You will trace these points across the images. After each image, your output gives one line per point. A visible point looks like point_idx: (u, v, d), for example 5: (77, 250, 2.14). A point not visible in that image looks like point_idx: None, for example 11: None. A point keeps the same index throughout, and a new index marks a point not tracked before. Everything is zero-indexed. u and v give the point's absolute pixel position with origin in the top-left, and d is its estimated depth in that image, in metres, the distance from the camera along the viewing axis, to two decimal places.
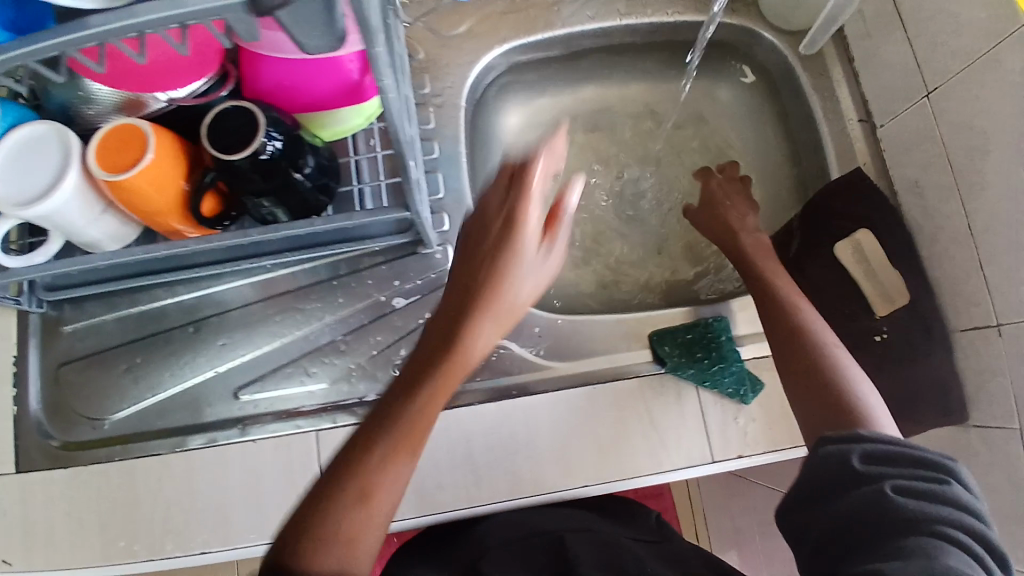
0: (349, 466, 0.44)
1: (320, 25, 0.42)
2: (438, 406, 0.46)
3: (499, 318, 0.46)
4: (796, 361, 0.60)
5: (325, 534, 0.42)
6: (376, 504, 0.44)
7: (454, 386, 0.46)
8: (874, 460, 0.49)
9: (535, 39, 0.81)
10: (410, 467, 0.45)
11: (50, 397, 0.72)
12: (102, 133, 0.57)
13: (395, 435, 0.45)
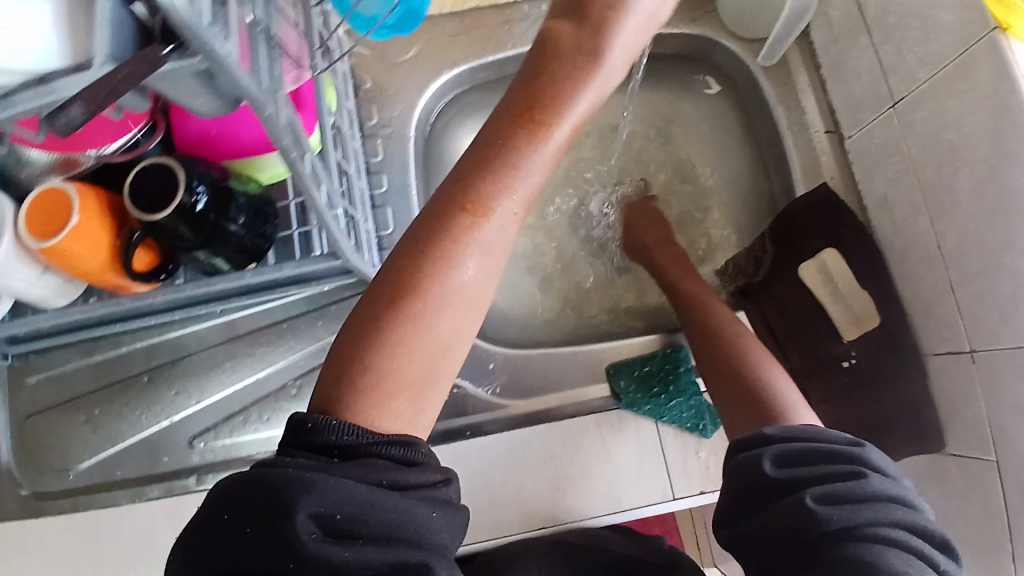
0: (434, 268, 0.43)
1: (202, 93, 0.40)
2: (526, 193, 0.44)
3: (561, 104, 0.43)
4: (716, 363, 0.65)
5: (406, 343, 0.43)
6: (453, 294, 0.44)
7: (547, 168, 0.44)
8: (788, 464, 0.50)
9: (488, 60, 0.76)
10: (496, 262, 0.45)
11: (16, 446, 0.72)
12: (29, 198, 0.55)
13: (475, 236, 0.43)
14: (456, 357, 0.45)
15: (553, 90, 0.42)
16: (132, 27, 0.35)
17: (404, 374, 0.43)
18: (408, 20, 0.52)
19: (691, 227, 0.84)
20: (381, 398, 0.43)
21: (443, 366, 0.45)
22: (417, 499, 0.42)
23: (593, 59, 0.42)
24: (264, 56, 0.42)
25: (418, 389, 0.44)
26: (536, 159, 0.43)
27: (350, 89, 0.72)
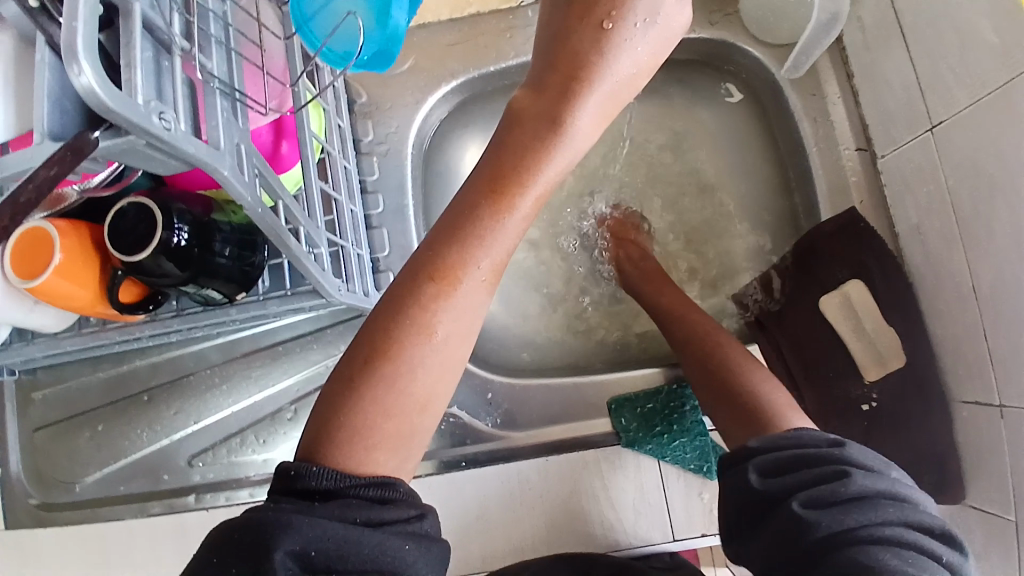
0: (407, 333, 0.39)
1: (153, 160, 0.37)
2: (501, 253, 0.41)
3: (530, 179, 0.40)
4: (708, 387, 0.60)
5: (378, 414, 0.39)
6: (427, 360, 0.40)
7: (522, 230, 0.41)
8: (771, 473, 0.47)
9: (487, 70, 0.74)
10: (472, 323, 0.41)
11: (29, 460, 0.74)
12: (14, 239, 0.55)
13: (450, 300, 0.40)
14: (432, 422, 0.42)
15: (526, 154, 0.40)
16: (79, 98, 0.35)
17: (381, 442, 0.39)
18: (381, 58, 0.52)
19: (707, 243, 0.79)
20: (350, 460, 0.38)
21: (418, 432, 0.41)
22: (395, 535, 0.37)
23: (564, 120, 0.40)
24: (222, 109, 0.39)
25: (393, 458, 0.40)
26: (510, 221, 0.40)
27: (345, 105, 0.69)
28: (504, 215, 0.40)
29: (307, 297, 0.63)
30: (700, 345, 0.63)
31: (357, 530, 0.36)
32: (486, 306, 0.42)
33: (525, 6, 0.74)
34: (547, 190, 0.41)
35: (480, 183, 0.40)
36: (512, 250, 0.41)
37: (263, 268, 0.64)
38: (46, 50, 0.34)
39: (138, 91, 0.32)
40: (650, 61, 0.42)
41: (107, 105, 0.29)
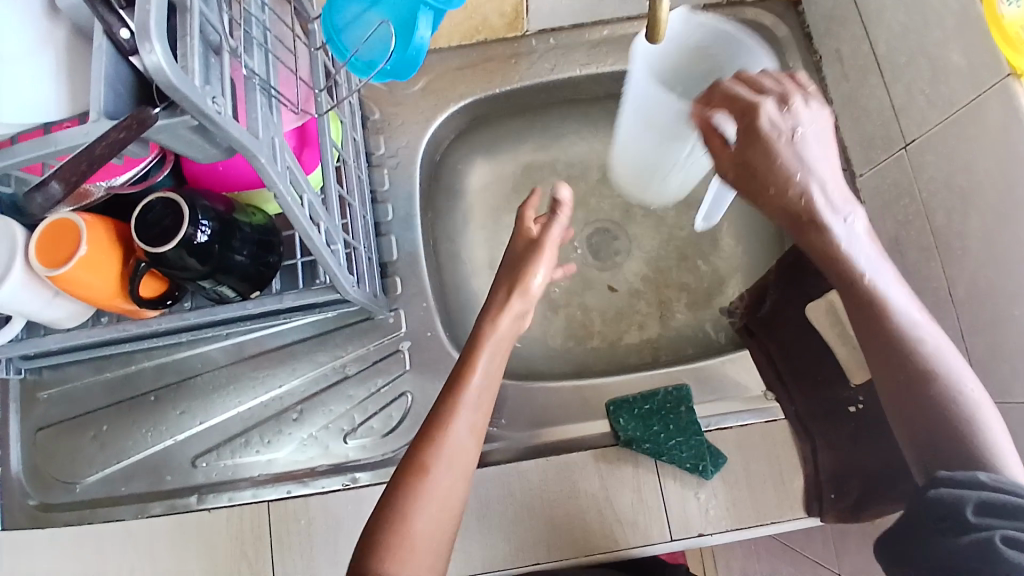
0: (403, 473, 0.49)
1: (196, 143, 0.41)
2: (468, 434, 0.52)
3: (477, 372, 0.55)
4: (888, 396, 0.47)
5: (388, 532, 0.46)
6: (418, 518, 0.47)
7: (480, 415, 0.53)
8: (991, 510, 0.40)
9: (494, 92, 0.79)
10: (463, 465, 0.50)
11: (29, 459, 0.74)
12: (40, 229, 0.57)
13: (437, 442, 0.50)
14: (437, 548, 0.47)
15: (470, 351, 0.57)
16: (129, 80, 0.38)
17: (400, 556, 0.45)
18: (404, 67, 0.54)
19: (701, 260, 0.83)
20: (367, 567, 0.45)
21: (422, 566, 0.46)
22: None
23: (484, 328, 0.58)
24: (260, 105, 0.44)
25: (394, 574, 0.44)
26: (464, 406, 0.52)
27: (358, 121, 0.74)
28: (460, 401, 0.53)
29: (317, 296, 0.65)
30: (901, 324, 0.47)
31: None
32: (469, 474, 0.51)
33: (529, 37, 0.79)
34: (492, 384, 0.55)
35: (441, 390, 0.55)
36: (475, 433, 0.52)
37: (277, 269, 0.67)
38: (103, 37, 0.37)
39: (195, 77, 0.36)
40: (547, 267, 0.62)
41: (170, 81, 0.34)
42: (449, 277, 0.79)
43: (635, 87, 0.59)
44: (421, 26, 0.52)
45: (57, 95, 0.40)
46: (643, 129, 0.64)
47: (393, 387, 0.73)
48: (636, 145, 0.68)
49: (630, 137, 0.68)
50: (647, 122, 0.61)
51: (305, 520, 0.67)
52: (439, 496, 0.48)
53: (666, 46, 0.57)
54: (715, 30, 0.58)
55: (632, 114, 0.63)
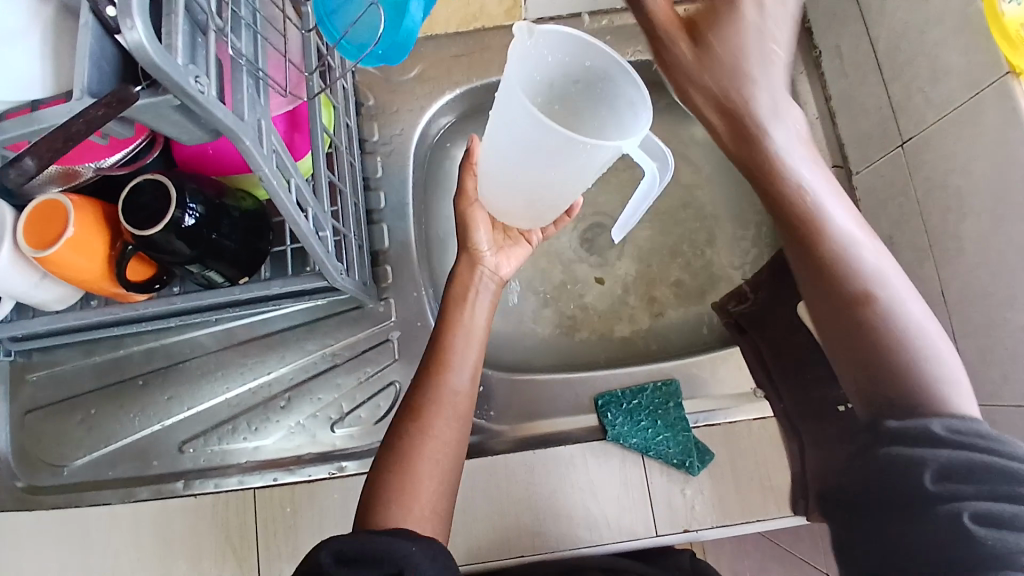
0: (407, 423, 0.54)
1: (181, 123, 0.40)
2: (461, 385, 0.56)
3: (462, 325, 0.58)
4: (833, 333, 0.47)
5: (393, 480, 0.51)
6: (421, 465, 0.52)
7: (472, 365, 0.57)
8: (953, 477, 0.41)
9: (489, 81, 0.78)
10: (458, 412, 0.55)
11: (17, 442, 0.74)
12: (28, 212, 0.57)
13: (435, 392, 0.55)
14: (442, 493, 0.52)
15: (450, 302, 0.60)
16: (113, 58, 0.38)
17: (410, 501, 0.50)
18: (396, 51, 0.54)
19: (694, 255, 0.82)
20: (381, 515, 0.50)
21: (425, 500, 0.51)
22: (412, 540, 0.45)
23: (462, 278, 0.61)
24: (247, 86, 0.43)
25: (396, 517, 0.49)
26: (456, 361, 0.57)
27: (352, 107, 0.73)
28: (446, 353, 0.57)
29: (304, 283, 0.65)
30: (851, 261, 0.44)
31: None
32: (465, 422, 0.56)
33: None
34: (478, 333, 0.59)
35: (429, 342, 0.59)
36: (469, 383, 0.57)
37: (266, 254, 0.67)
38: (89, 15, 0.36)
39: (179, 55, 0.36)
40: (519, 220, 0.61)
41: (152, 59, 0.33)
42: (441, 268, 0.79)
43: (519, 94, 0.45)
44: (414, 7, 0.52)
45: (40, 73, 0.40)
46: (532, 164, 0.51)
47: (380, 376, 0.72)
48: (524, 196, 0.56)
49: (509, 179, 0.55)
50: (541, 150, 0.48)
51: (291, 507, 0.67)
52: (435, 447, 0.53)
53: (515, 58, 0.46)
54: (573, 41, 0.49)
55: (519, 135, 0.48)
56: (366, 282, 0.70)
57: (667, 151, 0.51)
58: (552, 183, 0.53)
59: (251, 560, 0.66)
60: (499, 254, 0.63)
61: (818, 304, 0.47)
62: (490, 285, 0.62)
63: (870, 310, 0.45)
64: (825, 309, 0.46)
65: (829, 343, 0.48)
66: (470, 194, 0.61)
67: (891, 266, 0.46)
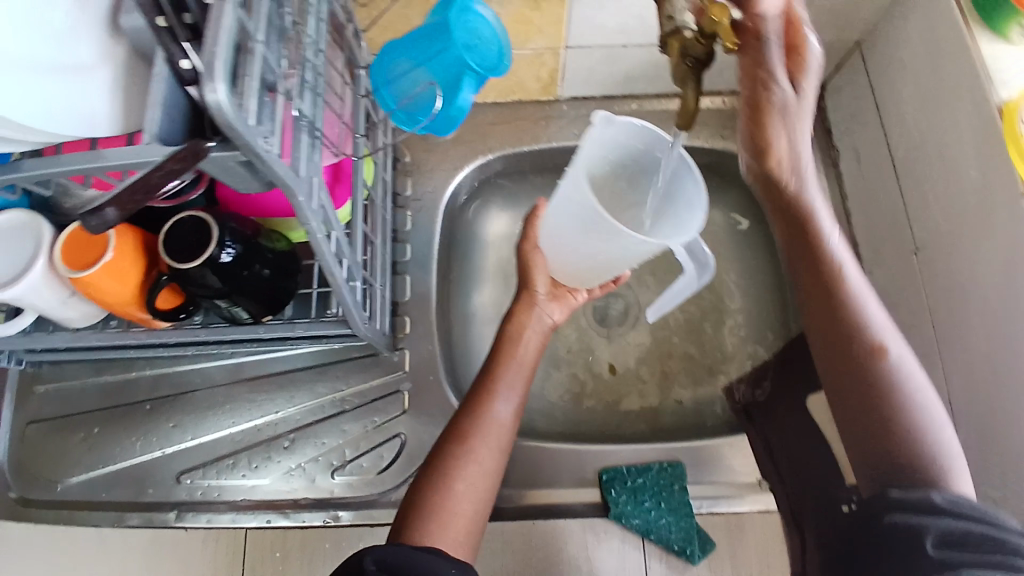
0: (453, 445, 0.56)
1: (240, 175, 0.43)
2: (507, 413, 0.58)
3: (515, 354, 0.62)
4: (845, 394, 0.53)
5: (433, 494, 0.53)
6: (461, 483, 0.54)
7: (518, 396, 0.60)
8: (952, 545, 0.44)
9: (521, 150, 0.82)
10: (501, 443, 0.57)
11: (13, 452, 0.74)
12: (64, 237, 0.59)
13: (480, 419, 0.57)
14: (475, 517, 0.54)
15: (517, 325, 0.64)
16: (183, 110, 0.41)
17: (445, 520, 0.52)
18: (444, 124, 0.57)
19: (707, 336, 0.83)
20: (415, 528, 0.51)
21: (458, 518, 0.53)
22: (448, 561, 0.46)
23: (534, 301, 0.65)
24: (304, 145, 0.46)
25: (429, 531, 0.51)
26: (503, 390, 0.59)
27: (389, 164, 0.76)
28: (489, 381, 0.60)
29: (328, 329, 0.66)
30: (867, 333, 0.52)
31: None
32: (501, 456, 0.57)
33: (562, 102, 0.82)
34: (524, 369, 0.62)
35: (476, 375, 0.61)
36: (513, 414, 0.59)
37: (292, 295, 0.68)
38: (165, 65, 0.39)
39: (252, 116, 0.38)
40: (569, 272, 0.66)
41: (230, 121, 0.36)
42: (457, 323, 0.80)
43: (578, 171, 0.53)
44: (466, 89, 0.55)
45: (104, 110, 0.41)
46: (577, 233, 0.58)
47: (388, 428, 0.72)
48: (572, 261, 0.62)
49: (563, 246, 0.61)
50: (584, 225, 0.55)
51: (280, 553, 0.68)
52: (473, 478, 0.55)
53: (589, 140, 0.54)
54: (647, 133, 0.55)
55: (572, 210, 0.56)
56: (383, 337, 0.70)
57: (709, 259, 0.60)
58: (607, 259, 0.59)
59: None
60: (551, 304, 0.66)
61: (836, 357, 0.53)
62: (541, 328, 0.65)
63: (877, 367, 0.51)
64: (841, 368, 0.53)
65: (838, 398, 0.53)
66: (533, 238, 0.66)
67: (897, 334, 0.53)
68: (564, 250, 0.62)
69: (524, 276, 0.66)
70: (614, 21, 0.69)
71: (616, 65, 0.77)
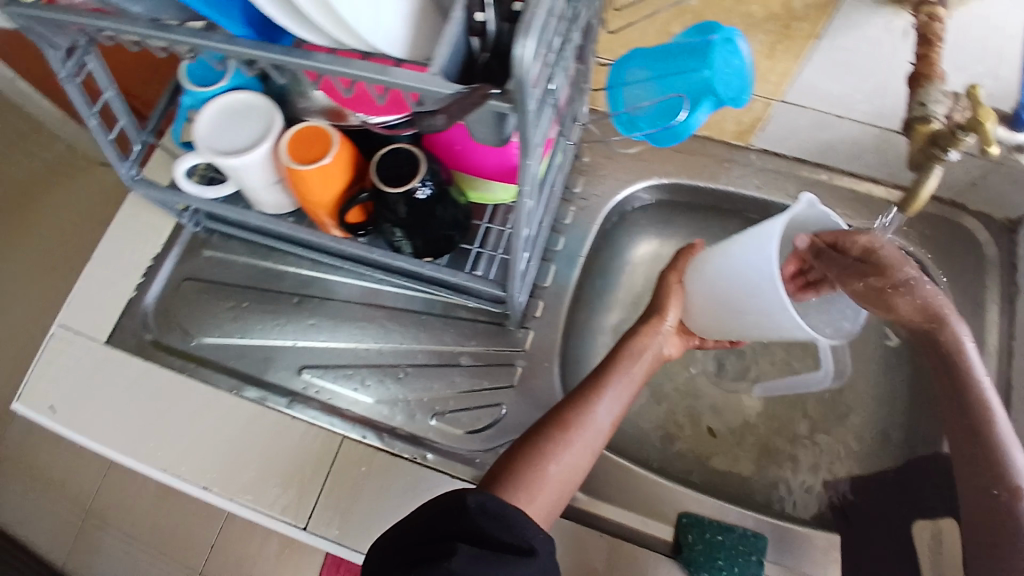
0: (553, 430, 0.57)
1: (489, 125, 0.46)
2: (609, 417, 0.59)
3: (631, 366, 0.62)
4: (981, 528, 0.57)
5: (526, 468, 0.55)
6: (554, 466, 0.55)
7: (624, 403, 0.60)
8: None
9: (696, 184, 0.80)
10: (595, 443, 0.58)
11: (165, 298, 0.82)
12: (290, 134, 0.63)
13: (586, 415, 0.58)
14: (558, 499, 0.56)
15: (628, 339, 0.64)
16: (463, 53, 0.44)
17: (534, 494, 0.54)
18: (667, 136, 0.58)
19: (820, 424, 0.80)
20: (505, 490, 0.53)
21: (546, 496, 0.54)
22: (536, 527, 0.48)
23: (658, 322, 0.65)
24: (549, 119, 0.48)
25: (517, 498, 0.53)
26: (611, 392, 0.60)
27: (567, 164, 0.75)
28: (598, 382, 0.61)
29: (484, 289, 0.69)
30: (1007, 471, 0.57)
31: (482, 549, 0.45)
32: (592, 455, 0.58)
33: (751, 151, 0.80)
34: (634, 381, 0.62)
35: (586, 374, 0.62)
36: (614, 418, 0.59)
37: (454, 247, 0.72)
38: (463, 12, 0.43)
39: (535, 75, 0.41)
40: (704, 311, 0.67)
41: (524, 74, 0.38)
42: (580, 323, 0.81)
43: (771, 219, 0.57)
44: (701, 110, 0.54)
45: (397, 33, 0.45)
46: (733, 279, 0.61)
47: (491, 394, 0.75)
48: (710, 307, 0.65)
49: (711, 289, 0.64)
50: (747, 269, 0.59)
51: (364, 468, 0.71)
52: (564, 465, 0.56)
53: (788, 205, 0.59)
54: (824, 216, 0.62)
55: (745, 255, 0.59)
56: (516, 314, 0.72)
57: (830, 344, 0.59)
58: (731, 298, 0.63)
59: (313, 495, 0.71)
60: (675, 334, 0.68)
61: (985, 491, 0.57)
62: (658, 353, 0.65)
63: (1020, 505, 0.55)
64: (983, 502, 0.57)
65: (968, 529, 0.59)
66: (680, 270, 0.68)
67: None
68: (714, 291, 0.64)
69: (655, 303, 0.67)
70: (840, 90, 0.65)
71: (820, 132, 0.73)
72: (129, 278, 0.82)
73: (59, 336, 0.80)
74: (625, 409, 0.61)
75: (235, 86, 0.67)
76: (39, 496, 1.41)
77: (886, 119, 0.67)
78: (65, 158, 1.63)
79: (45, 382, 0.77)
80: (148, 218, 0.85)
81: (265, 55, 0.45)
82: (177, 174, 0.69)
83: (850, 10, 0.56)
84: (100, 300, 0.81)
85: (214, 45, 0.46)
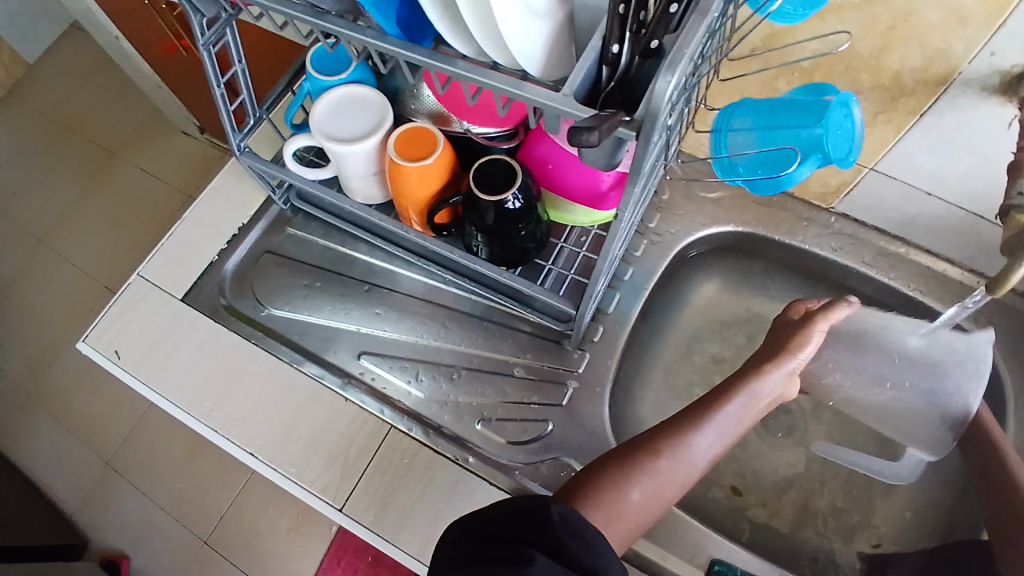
0: (643, 455, 0.57)
1: (604, 151, 0.48)
2: (702, 456, 0.59)
3: (728, 409, 0.63)
4: None
5: (609, 487, 0.55)
6: (635, 492, 0.55)
7: (717, 445, 0.61)
8: None
9: (771, 237, 0.81)
10: (683, 477, 0.58)
11: (243, 267, 0.86)
12: (398, 132, 0.67)
13: (678, 447, 0.59)
14: (638, 527, 0.55)
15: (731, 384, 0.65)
16: (591, 79, 0.46)
17: (613, 516, 0.54)
18: (767, 185, 0.60)
19: (861, 495, 0.79)
20: (586, 504, 0.54)
21: (626, 520, 0.54)
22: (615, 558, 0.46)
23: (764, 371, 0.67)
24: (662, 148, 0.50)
25: (594, 515, 0.53)
26: (706, 431, 0.61)
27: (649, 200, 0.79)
28: (696, 419, 0.61)
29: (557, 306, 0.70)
30: None
31: (560, 564, 0.44)
32: (677, 491, 0.57)
33: (832, 213, 0.81)
34: (731, 423, 0.63)
35: (681, 408, 0.63)
36: (706, 459, 0.59)
37: (528, 259, 0.75)
38: (599, 43, 0.45)
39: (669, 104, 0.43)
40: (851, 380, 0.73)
41: (661, 100, 0.41)
42: (634, 354, 0.82)
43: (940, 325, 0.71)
44: (806, 165, 0.56)
45: (536, 55, 0.48)
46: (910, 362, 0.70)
47: (539, 410, 0.77)
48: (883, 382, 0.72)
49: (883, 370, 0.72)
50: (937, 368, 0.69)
51: (408, 460, 0.73)
52: (646, 494, 0.55)
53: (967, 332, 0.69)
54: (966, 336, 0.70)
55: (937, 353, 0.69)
56: (578, 334, 0.74)
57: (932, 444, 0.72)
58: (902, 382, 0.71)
59: (354, 478, 0.73)
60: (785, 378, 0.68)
61: None
62: (760, 399, 0.66)
63: None
64: None
65: None
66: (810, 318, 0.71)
67: None
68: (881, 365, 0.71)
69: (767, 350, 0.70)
70: (934, 167, 0.66)
71: (904, 205, 0.74)
72: (214, 242, 0.87)
73: (139, 286, 0.84)
74: (720, 452, 0.62)
75: (354, 79, 0.71)
76: (73, 438, 1.46)
77: (975, 202, 0.68)
78: (156, 121, 1.72)
79: (120, 328, 0.82)
80: (241, 189, 0.89)
81: (406, 54, 0.49)
82: (284, 153, 0.74)
83: (958, 94, 0.58)
84: (183, 258, 0.85)
85: (366, 39, 0.49)
